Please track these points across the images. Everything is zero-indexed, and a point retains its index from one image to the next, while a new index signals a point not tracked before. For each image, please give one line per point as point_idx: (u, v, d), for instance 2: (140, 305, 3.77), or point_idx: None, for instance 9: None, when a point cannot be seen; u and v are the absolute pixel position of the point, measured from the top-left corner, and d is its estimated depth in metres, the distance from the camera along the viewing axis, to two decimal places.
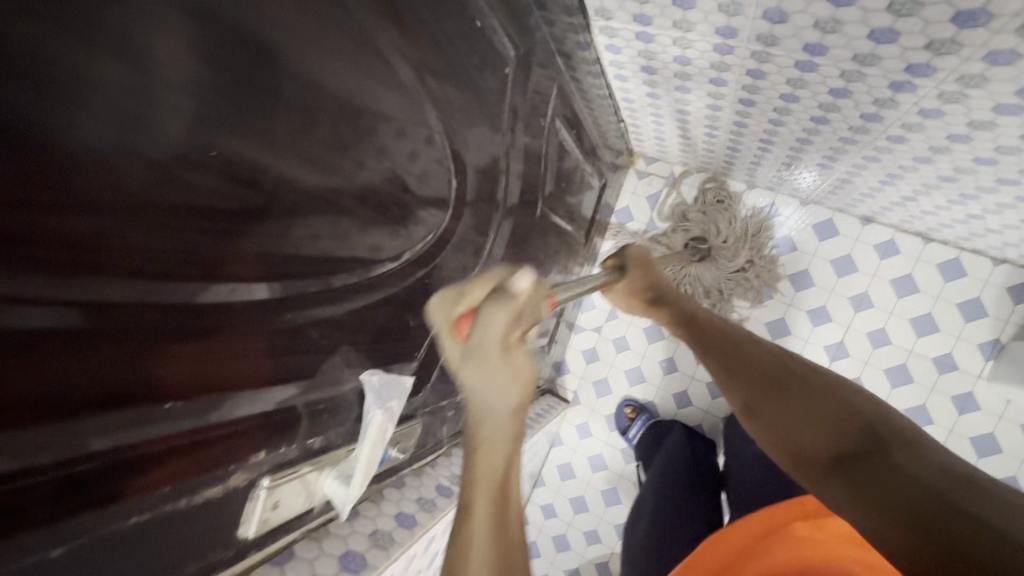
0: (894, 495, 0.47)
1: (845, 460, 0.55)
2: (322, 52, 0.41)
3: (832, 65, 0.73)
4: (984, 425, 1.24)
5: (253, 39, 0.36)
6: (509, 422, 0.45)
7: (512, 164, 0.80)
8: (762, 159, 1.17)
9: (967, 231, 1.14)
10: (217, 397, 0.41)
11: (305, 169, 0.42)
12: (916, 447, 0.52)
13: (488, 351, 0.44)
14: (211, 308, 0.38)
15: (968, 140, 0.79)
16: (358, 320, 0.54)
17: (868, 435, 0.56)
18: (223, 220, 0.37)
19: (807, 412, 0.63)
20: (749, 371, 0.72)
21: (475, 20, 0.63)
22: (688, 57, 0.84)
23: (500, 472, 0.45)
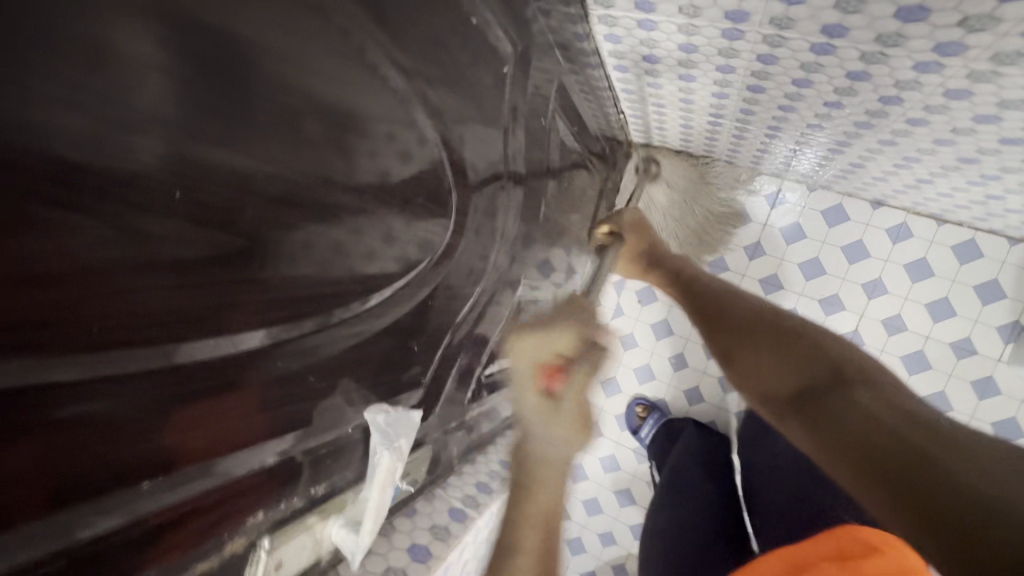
0: (859, 435, 0.50)
1: (807, 398, 0.59)
2: (307, 60, 0.38)
3: (852, 47, 0.63)
4: (1005, 409, 1.13)
5: (234, 62, 0.33)
6: (564, 461, 0.68)
7: (509, 176, 0.74)
8: (768, 147, 1.07)
9: (984, 212, 1.03)
10: (219, 458, 0.41)
11: (291, 191, 0.39)
12: (876, 387, 0.56)
13: (574, 411, 0.73)
14: (204, 365, 0.37)
15: (995, 121, 0.69)
16: (353, 357, 0.52)
17: (834, 371, 0.60)
18: (222, 269, 0.36)
19: (786, 358, 0.66)
20: (728, 329, 0.75)
21: (469, 17, 0.57)
22: (694, 44, 0.74)
23: (549, 512, 0.63)
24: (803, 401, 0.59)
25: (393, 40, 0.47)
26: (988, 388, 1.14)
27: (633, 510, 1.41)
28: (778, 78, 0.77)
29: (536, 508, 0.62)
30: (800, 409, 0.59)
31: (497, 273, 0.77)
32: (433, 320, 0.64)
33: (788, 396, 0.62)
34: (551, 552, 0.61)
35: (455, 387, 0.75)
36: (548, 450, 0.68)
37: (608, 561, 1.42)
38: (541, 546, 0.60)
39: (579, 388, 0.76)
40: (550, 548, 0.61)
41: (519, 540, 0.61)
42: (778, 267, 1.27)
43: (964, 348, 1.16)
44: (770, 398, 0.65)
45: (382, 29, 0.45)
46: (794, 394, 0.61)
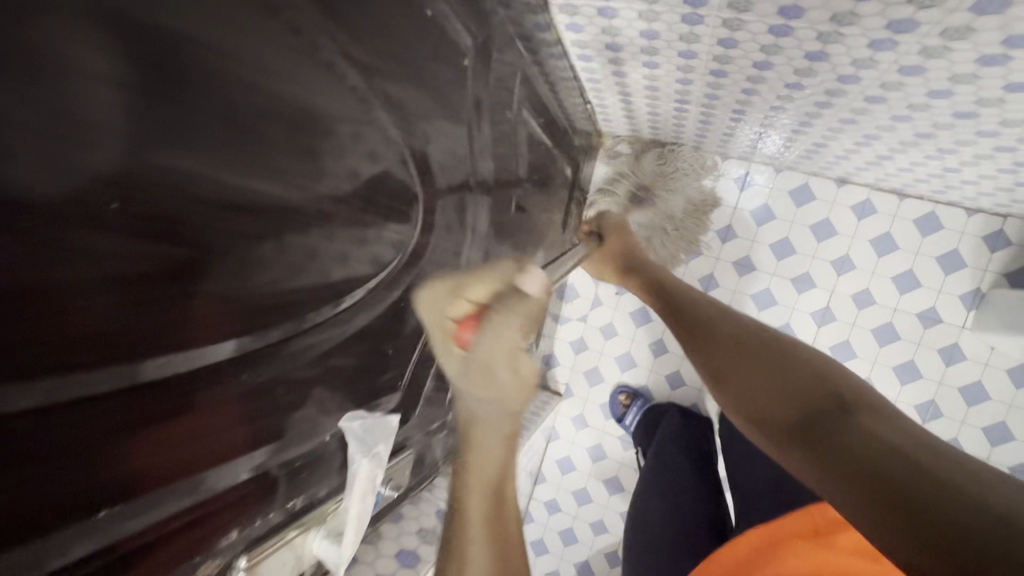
0: (864, 457, 0.44)
1: (817, 431, 0.50)
2: (261, 59, 0.37)
3: (809, 27, 0.64)
4: (970, 374, 1.17)
5: (181, 61, 0.31)
6: (504, 422, 0.47)
7: (477, 171, 0.73)
8: (733, 131, 1.08)
9: (942, 185, 1.06)
10: (194, 473, 0.39)
11: (251, 195, 0.38)
12: (883, 415, 0.49)
13: (488, 361, 0.46)
14: (167, 384, 0.35)
15: (949, 95, 0.71)
16: (325, 364, 0.50)
17: (830, 395, 0.54)
18: (183, 280, 0.34)
19: (775, 379, 0.60)
20: (720, 347, 0.69)
21: (426, 9, 0.56)
22: (655, 31, 0.74)
23: (494, 481, 0.46)
24: (810, 431, 0.51)
25: (346, 32, 0.45)
26: (954, 355, 1.18)
27: (622, 497, 1.42)
28: (739, 62, 0.77)
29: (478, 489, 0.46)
30: (798, 434, 0.52)
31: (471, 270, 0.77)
32: (408, 321, 0.63)
33: (797, 426, 0.53)
34: (507, 544, 0.45)
35: (435, 388, 0.74)
36: (482, 415, 0.46)
37: (600, 550, 1.43)
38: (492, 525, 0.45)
39: (500, 340, 0.46)
40: (506, 525, 0.46)
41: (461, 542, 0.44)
42: (750, 249, 1.29)
43: (930, 317, 1.19)
44: (767, 424, 0.57)
45: (335, 22, 0.44)
46: (799, 424, 0.53)
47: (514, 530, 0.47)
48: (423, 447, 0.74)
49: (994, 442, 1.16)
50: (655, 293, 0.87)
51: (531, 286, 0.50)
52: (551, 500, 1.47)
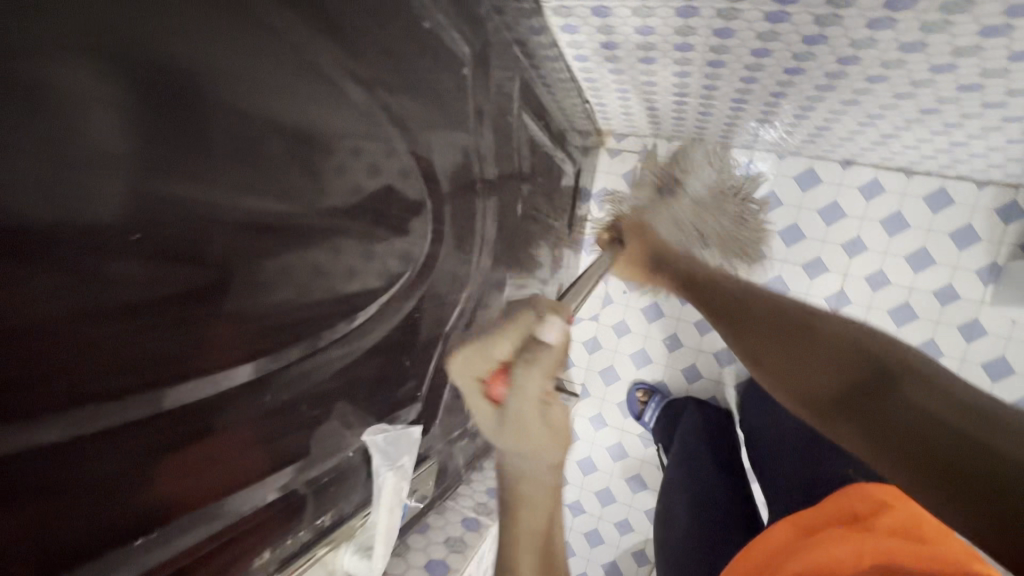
0: (914, 431, 0.44)
1: (856, 405, 0.51)
2: (260, 80, 0.37)
3: (805, 11, 0.64)
4: (993, 349, 1.15)
5: (183, 86, 0.32)
6: (547, 473, 0.49)
7: (481, 178, 0.73)
8: (735, 121, 1.08)
9: (951, 160, 1.05)
10: (219, 498, 0.40)
11: (260, 216, 0.38)
12: (927, 378, 0.48)
13: (519, 414, 0.50)
14: (191, 409, 0.36)
15: (952, 69, 0.70)
16: (343, 380, 0.50)
17: (868, 365, 0.52)
18: (197, 305, 0.35)
19: (808, 353, 0.59)
20: (752, 324, 0.70)
21: (423, 22, 0.57)
22: (650, 26, 0.74)
23: (539, 530, 0.48)
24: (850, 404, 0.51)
25: (345, 48, 0.45)
26: (975, 331, 1.17)
27: (646, 495, 1.41)
28: (737, 51, 0.77)
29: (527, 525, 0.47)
30: (846, 410, 0.52)
31: (482, 276, 0.77)
32: (423, 331, 0.64)
33: (840, 401, 0.53)
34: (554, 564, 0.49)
35: (453, 397, 0.74)
36: (526, 470, 0.50)
37: (628, 549, 1.42)
38: (541, 553, 0.48)
39: (530, 392, 0.50)
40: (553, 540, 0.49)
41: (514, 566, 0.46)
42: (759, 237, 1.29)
43: (947, 294, 1.18)
44: (813, 400, 0.57)
45: (334, 39, 0.44)
46: (842, 396, 0.53)
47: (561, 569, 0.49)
48: (444, 456, 0.74)
49: None
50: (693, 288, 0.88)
51: (553, 336, 0.51)
52: (575, 502, 1.46)
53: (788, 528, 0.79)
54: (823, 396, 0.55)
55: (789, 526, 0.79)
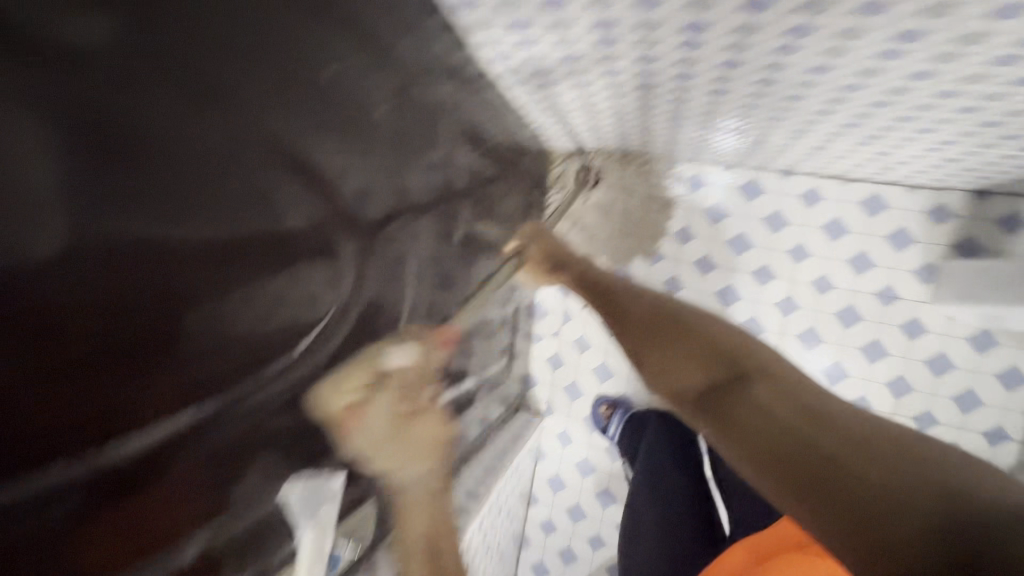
0: (768, 436, 0.50)
1: (719, 400, 0.56)
2: (197, 141, 0.40)
3: (716, 40, 0.65)
4: (935, 346, 1.19)
5: (124, 141, 0.35)
6: (425, 482, 0.67)
7: (415, 210, 0.73)
8: (677, 136, 1.10)
9: (880, 167, 1.09)
10: (154, 547, 0.42)
11: (193, 266, 0.41)
12: (775, 379, 0.57)
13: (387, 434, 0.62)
14: (124, 462, 0.38)
15: (860, 89, 0.73)
16: (260, 430, 0.50)
17: (730, 366, 0.60)
18: (135, 353, 0.38)
19: (688, 356, 0.64)
20: (637, 330, 0.71)
21: (324, 68, 0.52)
22: (576, 54, 0.76)
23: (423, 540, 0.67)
24: (708, 402, 0.57)
25: (253, 95, 0.44)
26: (916, 329, 1.21)
27: (616, 509, 1.41)
28: (662, 75, 0.79)
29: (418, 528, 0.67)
30: (716, 407, 0.56)
31: (422, 307, 0.77)
32: None
33: (704, 399, 0.58)
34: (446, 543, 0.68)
35: None
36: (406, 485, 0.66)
37: (601, 565, 1.41)
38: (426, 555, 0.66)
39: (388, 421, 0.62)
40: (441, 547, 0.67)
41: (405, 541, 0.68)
42: (710, 247, 1.32)
43: (888, 295, 1.22)
44: (679, 397, 0.61)
45: (237, 88, 0.43)
46: (704, 392, 0.59)
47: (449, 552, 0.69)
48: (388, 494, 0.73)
49: (966, 409, 1.18)
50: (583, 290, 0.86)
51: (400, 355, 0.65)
52: (547, 520, 1.45)
53: None
54: (688, 392, 0.60)
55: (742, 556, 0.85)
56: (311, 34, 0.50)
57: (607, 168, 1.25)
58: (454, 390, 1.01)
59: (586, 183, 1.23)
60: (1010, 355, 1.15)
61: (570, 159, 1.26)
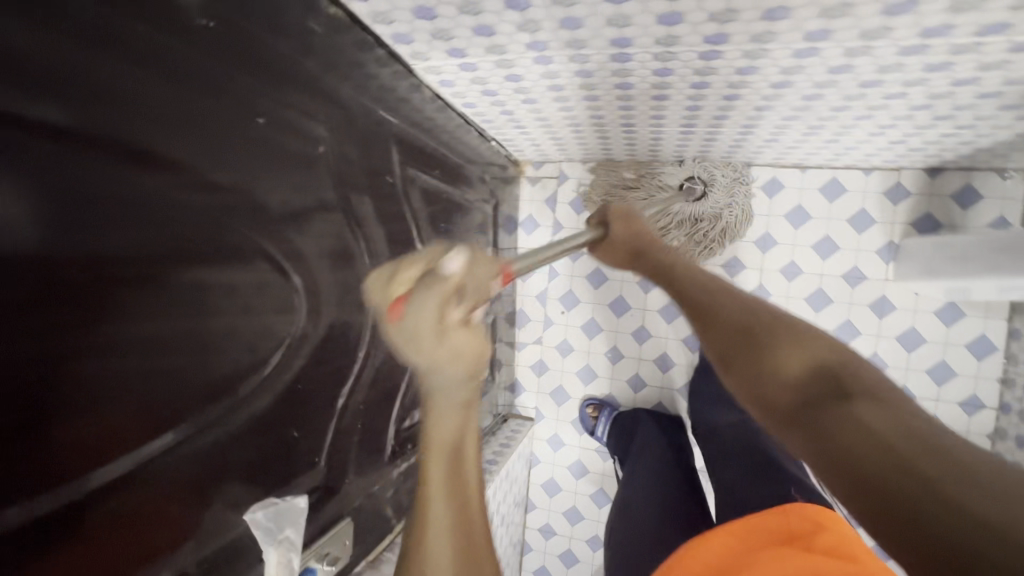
0: (864, 458, 0.39)
1: (816, 413, 0.45)
2: (160, 187, 0.44)
3: (643, 51, 0.68)
4: (904, 322, 1.22)
5: (88, 195, 0.39)
6: (466, 392, 0.45)
7: (369, 235, 0.75)
8: (633, 140, 1.14)
9: (832, 153, 1.13)
10: (142, 563, 0.46)
11: (162, 300, 0.44)
12: (888, 400, 0.43)
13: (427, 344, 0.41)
14: (106, 486, 0.42)
15: (789, 84, 0.76)
16: (221, 462, 0.52)
17: (835, 382, 0.47)
18: (110, 383, 0.41)
19: (779, 362, 0.51)
20: (720, 329, 0.59)
21: (259, 117, 0.53)
22: (517, 73, 0.79)
23: (453, 443, 0.47)
24: (805, 417, 0.46)
25: (198, 148, 0.47)
26: (885, 307, 1.23)
27: None
28: (603, 86, 0.83)
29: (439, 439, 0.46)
30: (805, 422, 0.46)
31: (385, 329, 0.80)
32: (317, 397, 0.65)
33: (795, 412, 0.47)
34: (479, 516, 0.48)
35: (364, 453, 0.76)
36: (441, 389, 0.44)
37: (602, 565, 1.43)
38: (453, 475, 0.48)
39: (431, 324, 0.40)
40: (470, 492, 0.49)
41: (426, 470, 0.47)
42: None
43: (855, 276, 1.25)
44: (769, 412, 0.51)
45: (183, 144, 0.45)
46: (801, 408, 0.47)
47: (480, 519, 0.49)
48: (363, 510, 0.76)
49: (941, 382, 1.21)
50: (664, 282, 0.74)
51: (452, 266, 0.41)
52: (545, 525, 1.47)
53: (727, 538, 0.80)
54: (780, 408, 0.49)
55: (731, 535, 0.81)
56: (251, 85, 0.52)
57: (715, 186, 1.23)
58: None
59: (690, 196, 1.23)
60: (978, 325, 1.18)
61: (680, 165, 1.25)
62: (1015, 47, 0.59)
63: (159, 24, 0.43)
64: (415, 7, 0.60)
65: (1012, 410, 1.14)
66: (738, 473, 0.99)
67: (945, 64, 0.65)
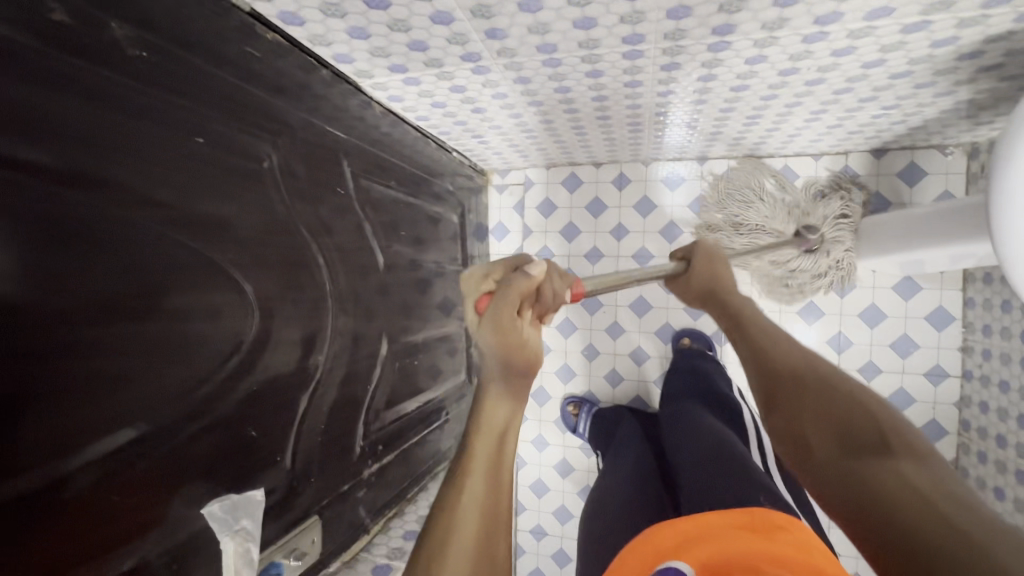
0: (896, 502, 0.41)
1: (854, 457, 0.48)
2: (116, 202, 0.48)
3: (570, 55, 0.73)
4: (863, 299, 1.26)
5: (62, 226, 0.44)
6: (513, 385, 0.56)
7: (325, 246, 0.79)
8: (587, 141, 1.18)
9: (779, 141, 1.18)
10: (110, 546, 0.49)
11: (124, 308, 0.49)
12: (931, 463, 0.45)
13: (501, 329, 0.54)
14: (79, 473, 0.46)
15: (714, 77, 0.80)
16: (182, 456, 0.55)
17: (878, 434, 0.49)
18: (76, 387, 0.45)
19: (826, 411, 0.55)
20: (771, 373, 0.65)
21: (197, 136, 0.56)
22: (460, 85, 0.84)
23: (499, 429, 0.55)
24: (842, 461, 0.49)
25: (148, 169, 0.51)
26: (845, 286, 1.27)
27: None
28: (544, 91, 0.87)
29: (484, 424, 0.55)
30: (836, 469, 0.49)
31: (346, 334, 0.83)
32: (276, 400, 0.68)
33: (829, 461, 0.50)
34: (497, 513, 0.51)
35: (329, 454, 0.79)
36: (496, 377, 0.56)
37: None
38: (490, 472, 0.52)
39: (508, 307, 0.53)
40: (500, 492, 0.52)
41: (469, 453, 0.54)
42: (644, 239, 1.39)
43: None
44: (803, 453, 0.54)
45: (131, 166, 0.49)
46: (835, 454, 0.50)
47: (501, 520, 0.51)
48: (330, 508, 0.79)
49: (905, 355, 1.24)
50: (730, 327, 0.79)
51: (535, 269, 0.55)
52: (535, 525, 1.49)
53: (674, 535, 0.67)
54: (816, 456, 0.52)
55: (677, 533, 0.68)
56: (195, 108, 0.56)
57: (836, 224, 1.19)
58: (409, 408, 1.06)
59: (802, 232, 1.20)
60: (934, 296, 1.22)
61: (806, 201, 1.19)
62: (905, 28, 0.64)
63: (101, 59, 0.47)
64: (349, 28, 0.65)
65: (974, 376, 1.17)
66: (694, 447, 0.89)
67: (849, 48, 0.70)
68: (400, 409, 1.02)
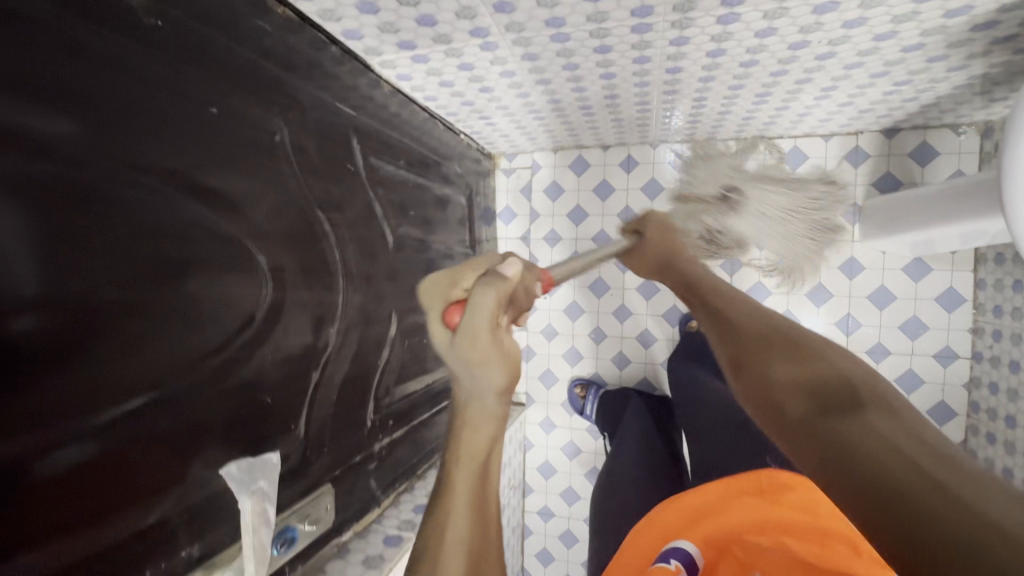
0: (874, 459, 0.37)
1: (827, 416, 0.44)
2: (132, 170, 0.49)
3: (578, 29, 0.72)
4: (873, 280, 1.25)
5: (54, 190, 0.43)
6: (497, 402, 0.50)
7: (335, 223, 0.80)
8: (595, 122, 1.17)
9: (788, 121, 1.17)
10: (133, 505, 0.51)
11: (117, 276, 0.48)
12: (900, 415, 0.41)
13: (476, 341, 0.47)
14: (86, 435, 0.46)
15: (723, 53, 0.80)
16: (197, 421, 0.57)
17: (846, 390, 0.45)
18: (54, 347, 0.43)
19: (795, 372, 0.51)
20: (738, 339, 0.62)
21: (210, 106, 0.57)
22: (468, 62, 0.84)
23: (484, 447, 0.50)
24: (813, 422, 0.44)
25: (161, 137, 0.52)
26: (854, 268, 1.27)
27: None
28: (551, 68, 0.86)
29: (466, 445, 0.49)
30: (809, 431, 0.44)
31: (355, 311, 0.84)
32: (289, 372, 0.69)
33: (802, 425, 0.46)
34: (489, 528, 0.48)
35: (340, 428, 0.81)
36: (473, 390, 0.50)
37: None
38: (476, 487, 0.48)
39: (487, 313, 0.46)
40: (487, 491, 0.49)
41: (451, 475, 0.49)
42: None
43: None
44: (778, 418, 0.50)
45: (142, 132, 0.50)
46: (806, 416, 0.46)
47: (491, 530, 0.49)
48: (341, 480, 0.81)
49: (914, 337, 1.24)
50: (687, 295, 0.79)
51: (511, 271, 0.49)
52: (543, 507, 1.50)
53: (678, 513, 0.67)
54: (790, 418, 0.48)
55: (679, 513, 0.67)
56: (205, 79, 0.56)
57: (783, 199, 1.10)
58: (418, 387, 1.07)
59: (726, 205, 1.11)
60: (944, 277, 1.21)
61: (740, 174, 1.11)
62: None
63: (117, 27, 0.48)
64: (358, 3, 0.65)
65: (984, 357, 1.17)
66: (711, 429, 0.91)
67: (861, 18, 0.69)
68: (409, 387, 1.03)
